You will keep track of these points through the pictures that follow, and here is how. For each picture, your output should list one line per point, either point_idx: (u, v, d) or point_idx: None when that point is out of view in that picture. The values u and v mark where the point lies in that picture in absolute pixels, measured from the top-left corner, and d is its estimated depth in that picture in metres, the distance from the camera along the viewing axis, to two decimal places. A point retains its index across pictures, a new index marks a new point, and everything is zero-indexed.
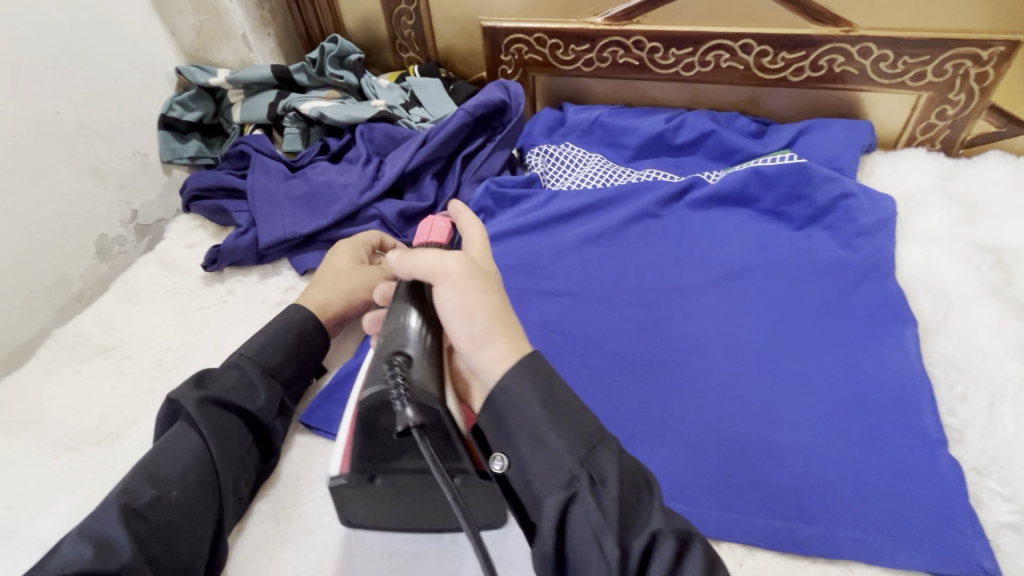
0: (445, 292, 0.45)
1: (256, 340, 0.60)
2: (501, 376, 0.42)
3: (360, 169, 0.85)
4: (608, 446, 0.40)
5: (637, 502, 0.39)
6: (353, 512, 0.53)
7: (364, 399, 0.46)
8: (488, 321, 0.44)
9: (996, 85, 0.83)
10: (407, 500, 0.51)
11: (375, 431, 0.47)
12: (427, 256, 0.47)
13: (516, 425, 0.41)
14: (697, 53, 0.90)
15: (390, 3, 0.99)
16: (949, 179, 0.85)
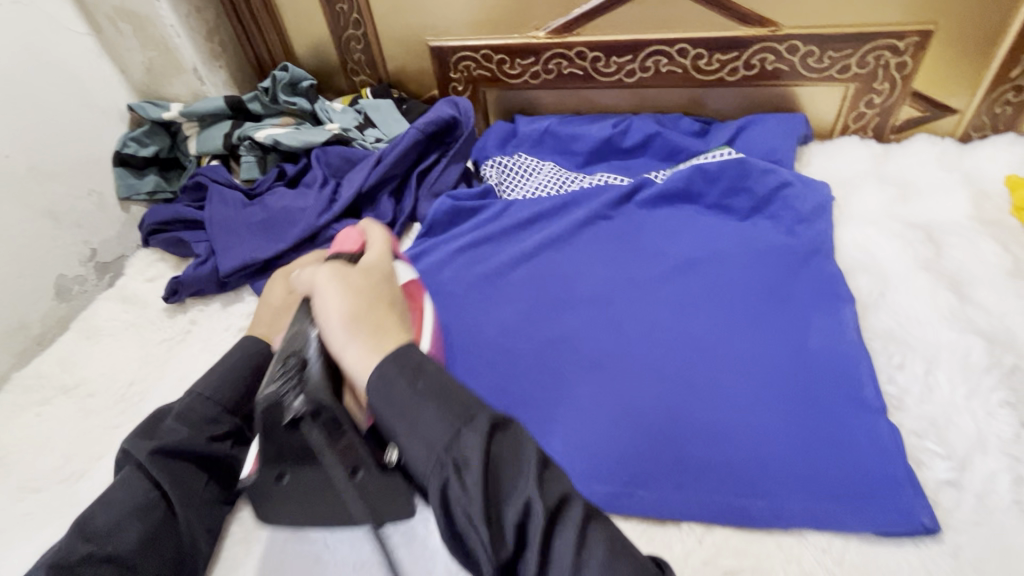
0: (322, 293, 0.50)
1: (212, 377, 0.58)
2: (370, 369, 0.44)
3: (317, 192, 0.86)
4: (475, 425, 0.40)
5: (512, 476, 0.39)
6: (276, 512, 0.55)
7: (262, 398, 0.47)
8: (345, 326, 0.47)
9: (915, 73, 0.88)
10: (319, 497, 0.53)
11: (273, 430, 0.48)
12: (308, 274, 0.55)
13: (393, 416, 0.42)
14: (636, 60, 0.94)
15: (338, 29, 1.01)
16: (882, 163, 0.90)
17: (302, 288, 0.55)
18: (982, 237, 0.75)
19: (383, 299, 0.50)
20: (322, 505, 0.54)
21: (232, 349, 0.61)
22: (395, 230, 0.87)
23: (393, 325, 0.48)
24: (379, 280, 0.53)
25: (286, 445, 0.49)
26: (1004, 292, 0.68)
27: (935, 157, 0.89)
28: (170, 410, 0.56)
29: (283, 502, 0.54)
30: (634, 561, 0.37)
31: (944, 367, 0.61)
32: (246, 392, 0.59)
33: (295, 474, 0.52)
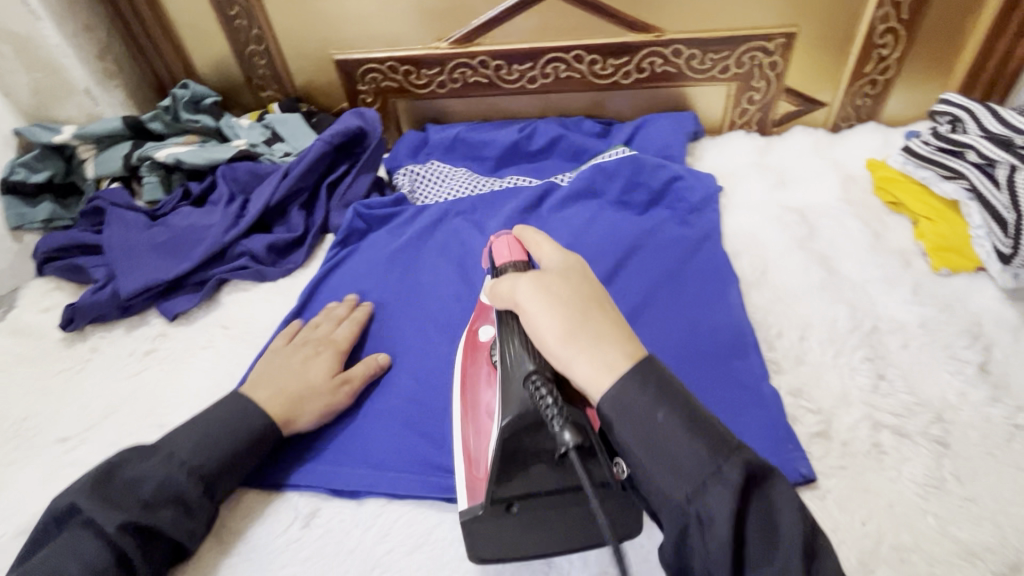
0: (527, 301, 0.48)
1: (190, 438, 0.55)
2: (603, 395, 0.42)
3: (223, 210, 0.86)
4: (615, 368, 0.42)
5: (602, 383, 0.43)
6: (483, 546, 0.46)
7: (515, 420, 0.45)
8: (564, 342, 0.44)
9: (786, 71, 0.97)
10: (551, 527, 0.46)
11: (517, 455, 0.44)
12: (504, 284, 0.51)
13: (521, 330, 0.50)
14: (536, 67, 0.98)
15: (239, 44, 1.01)
16: (765, 154, 0.98)
17: (496, 301, 0.53)
18: (848, 215, 0.83)
19: (593, 298, 0.46)
20: (560, 527, 0.46)
21: (219, 415, 0.57)
22: (307, 242, 0.86)
23: (613, 331, 0.44)
24: (574, 274, 0.49)
25: (529, 468, 0.45)
26: (865, 263, 0.76)
27: (810, 146, 0.98)
28: (134, 466, 0.53)
29: (502, 531, 0.46)
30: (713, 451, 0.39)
31: (815, 332, 0.68)
32: (225, 458, 0.55)
33: (527, 502, 0.45)
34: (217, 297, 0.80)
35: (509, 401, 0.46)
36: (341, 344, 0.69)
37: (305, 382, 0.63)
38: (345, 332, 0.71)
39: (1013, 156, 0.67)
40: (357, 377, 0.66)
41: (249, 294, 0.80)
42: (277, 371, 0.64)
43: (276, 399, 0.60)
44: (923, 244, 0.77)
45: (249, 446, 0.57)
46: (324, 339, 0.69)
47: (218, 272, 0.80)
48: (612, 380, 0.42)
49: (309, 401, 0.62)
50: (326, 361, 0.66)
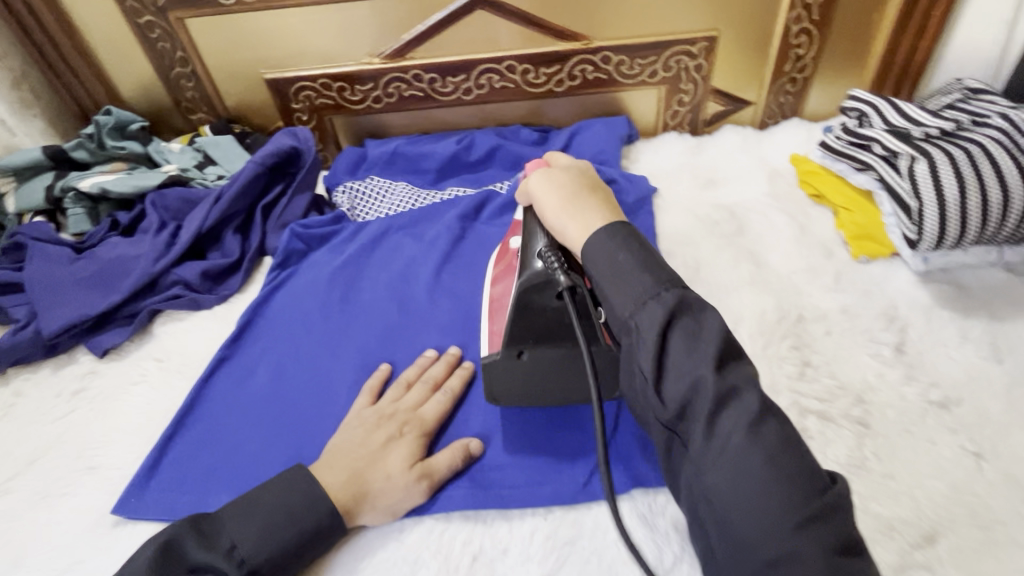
0: (535, 182, 0.58)
1: (250, 523, 0.50)
2: (584, 243, 0.51)
3: (154, 238, 0.83)
4: (661, 299, 0.44)
5: (684, 357, 0.42)
6: (499, 389, 0.60)
7: (529, 276, 0.55)
8: (557, 214, 0.54)
9: (712, 73, 1.00)
10: (546, 375, 0.60)
11: (528, 313, 0.56)
12: (526, 184, 0.60)
13: (603, 273, 0.48)
14: (470, 78, 0.99)
15: (164, 67, 0.98)
16: (697, 153, 1.01)
17: (519, 199, 0.62)
18: (774, 209, 0.87)
19: (585, 184, 0.57)
20: (555, 378, 0.60)
21: (278, 496, 0.52)
22: (244, 266, 0.84)
23: (598, 204, 0.54)
24: (575, 171, 0.60)
25: (540, 322, 0.56)
26: (790, 256, 0.79)
27: (739, 144, 1.02)
28: (190, 549, 0.48)
29: (520, 371, 0.59)
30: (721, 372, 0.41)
31: (746, 325, 0.70)
32: (283, 554, 0.50)
33: (534, 347, 0.57)
34: (150, 329, 0.78)
35: (528, 268, 0.56)
36: (427, 424, 0.60)
37: (381, 471, 0.55)
38: (433, 407, 0.62)
39: (911, 148, 0.71)
40: (437, 470, 0.57)
41: (183, 324, 0.78)
42: (349, 445, 0.57)
43: (347, 484, 0.53)
44: (844, 233, 0.80)
45: (310, 542, 0.51)
46: (410, 415, 0.60)
47: (150, 303, 0.78)
48: (587, 237, 0.51)
49: (379, 496, 0.54)
50: (407, 448, 0.57)
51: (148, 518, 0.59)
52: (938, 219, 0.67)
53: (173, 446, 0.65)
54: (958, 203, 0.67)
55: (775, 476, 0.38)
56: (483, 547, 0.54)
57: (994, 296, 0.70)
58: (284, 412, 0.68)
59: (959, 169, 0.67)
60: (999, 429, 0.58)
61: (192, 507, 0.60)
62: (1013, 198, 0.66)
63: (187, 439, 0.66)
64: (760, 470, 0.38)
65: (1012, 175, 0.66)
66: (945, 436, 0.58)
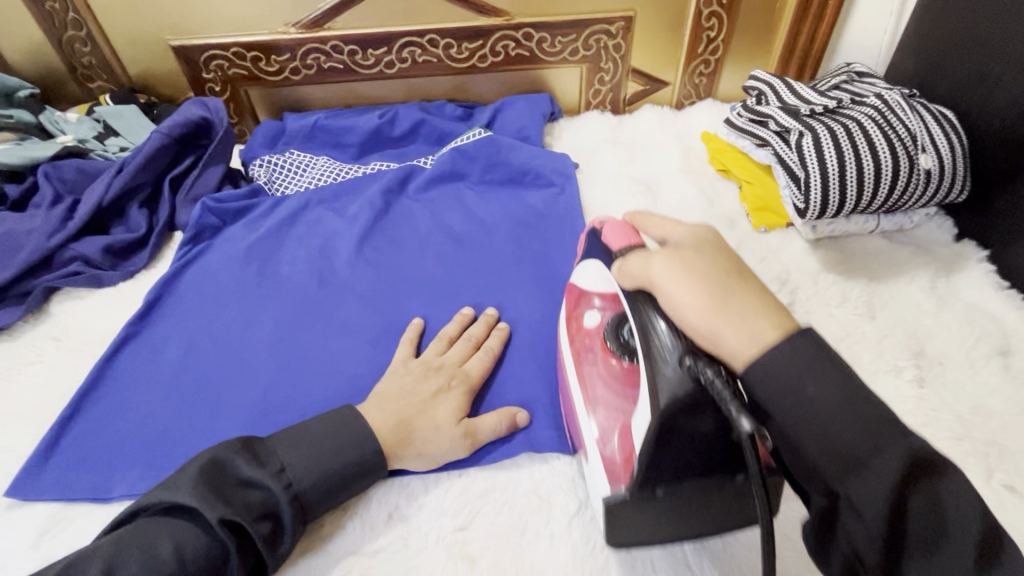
0: (667, 291, 0.43)
1: (300, 450, 0.51)
2: (749, 360, 0.40)
3: (47, 212, 0.78)
4: (882, 464, 0.36)
5: (928, 532, 0.36)
6: (624, 535, 0.44)
7: (668, 391, 0.40)
8: (705, 318, 0.41)
9: (630, 53, 1.04)
10: (692, 514, 0.43)
11: (674, 434, 0.40)
12: (634, 262, 0.47)
13: (786, 417, 0.38)
14: (392, 51, 0.98)
15: (55, 30, 0.91)
16: (618, 131, 1.05)
17: (623, 281, 0.48)
18: (686, 184, 0.92)
19: (727, 269, 0.45)
20: (715, 513, 0.43)
21: (329, 424, 0.54)
22: (151, 240, 0.80)
23: (748, 305, 0.42)
24: (704, 248, 0.46)
25: (680, 456, 0.41)
26: None
27: (657, 123, 1.06)
28: (242, 465, 0.49)
29: (649, 516, 0.43)
30: (867, 417, 0.37)
31: None
32: (328, 482, 0.51)
33: (672, 480, 0.42)
34: (45, 308, 0.73)
35: (654, 375, 0.41)
36: (472, 379, 0.62)
37: (429, 419, 0.57)
38: (478, 366, 0.64)
39: (801, 124, 0.77)
40: (481, 428, 0.58)
41: (83, 301, 0.74)
42: (402, 392, 0.59)
43: (394, 430, 0.55)
44: (746, 206, 0.86)
45: (356, 474, 0.52)
46: (456, 370, 0.62)
47: (44, 280, 0.73)
48: (748, 359, 0.40)
49: (425, 445, 0.56)
50: (454, 401, 0.59)
51: (46, 497, 0.56)
52: (821, 188, 0.74)
53: (73, 425, 0.62)
54: (838, 173, 0.73)
55: None
56: (398, 505, 0.55)
57: (871, 260, 0.78)
58: (196, 388, 0.66)
59: (839, 143, 0.74)
60: (868, 376, 0.65)
61: (96, 485, 0.57)
62: (883, 169, 0.73)
63: (89, 417, 0.63)
64: None
65: (883, 148, 0.73)
66: None
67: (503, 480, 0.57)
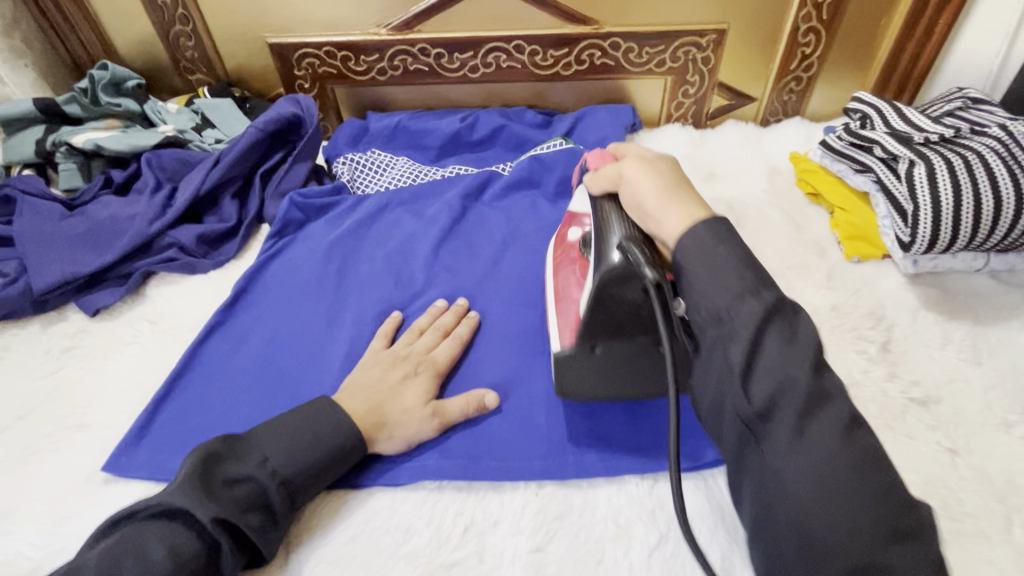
0: (627, 192, 0.57)
1: (281, 443, 0.52)
2: (681, 233, 0.50)
3: (149, 198, 0.82)
4: (803, 364, 0.42)
5: (825, 428, 0.41)
6: (569, 381, 0.59)
7: (607, 270, 0.52)
8: (659, 200, 0.53)
9: (719, 66, 1.01)
10: (627, 368, 0.58)
11: (605, 303, 0.54)
12: (607, 169, 0.59)
13: (719, 324, 0.46)
14: (478, 56, 0.98)
15: (163, 24, 0.96)
16: (700, 147, 1.02)
17: (596, 185, 0.61)
18: (773, 207, 0.88)
19: (680, 178, 0.56)
20: (637, 372, 0.58)
21: (304, 417, 0.55)
22: (241, 232, 0.83)
23: (696, 200, 0.54)
24: (663, 161, 0.59)
25: (618, 319, 0.55)
26: (785, 252, 0.81)
27: (741, 140, 1.03)
28: (230, 462, 0.50)
29: (591, 368, 0.59)
30: (812, 368, 0.42)
31: None
32: (312, 473, 0.53)
33: (607, 340, 0.57)
34: (142, 291, 0.77)
35: (603, 260, 0.54)
36: (439, 365, 0.64)
37: (399, 404, 0.59)
38: (444, 354, 0.66)
39: (911, 152, 0.73)
40: (452, 412, 0.60)
41: (177, 287, 0.77)
42: (373, 380, 0.60)
43: (367, 413, 0.57)
44: (838, 233, 0.82)
45: (337, 462, 0.54)
46: (423, 358, 0.64)
47: (144, 264, 0.77)
48: (683, 229, 0.51)
49: (396, 427, 0.58)
50: (422, 386, 0.61)
51: (143, 475, 0.59)
52: (931, 224, 0.69)
53: (164, 407, 0.65)
54: (953, 209, 0.68)
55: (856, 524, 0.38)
56: (476, 520, 0.55)
57: (976, 301, 0.73)
58: (278, 379, 0.68)
59: (956, 175, 0.69)
60: (974, 428, 0.61)
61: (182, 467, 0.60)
62: (1005, 206, 0.68)
63: (176, 401, 0.66)
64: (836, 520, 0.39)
65: (1008, 181, 0.67)
66: (924, 432, 0.60)
67: (579, 505, 0.56)
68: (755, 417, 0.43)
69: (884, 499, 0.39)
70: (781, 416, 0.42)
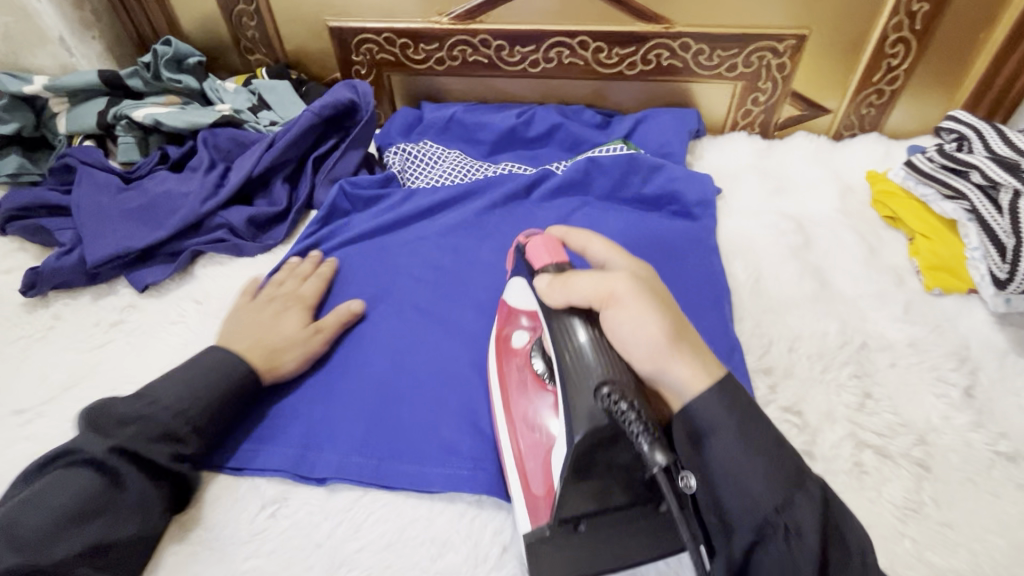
0: (619, 320, 0.46)
1: (176, 382, 0.56)
2: (695, 395, 0.44)
3: (202, 177, 0.82)
4: (802, 494, 0.41)
5: (838, 556, 0.40)
6: (547, 568, 0.46)
7: (592, 430, 0.41)
8: (664, 350, 0.45)
9: (794, 74, 0.95)
10: (613, 540, 0.46)
11: (588, 468, 0.43)
12: (582, 279, 0.47)
13: (716, 455, 0.42)
14: (540, 50, 0.95)
15: (227, 2, 0.95)
16: (765, 158, 0.96)
17: (551, 297, 0.47)
18: (846, 228, 0.82)
19: (673, 309, 0.47)
20: (628, 532, 0.46)
21: (199, 360, 0.59)
22: (290, 217, 0.82)
23: (695, 343, 0.46)
24: (646, 279, 0.50)
25: (598, 485, 0.44)
26: (858, 277, 0.75)
27: (811, 153, 0.96)
28: (115, 404, 0.53)
29: (572, 553, 0.46)
30: (774, 463, 0.41)
31: (804, 344, 0.67)
32: (210, 408, 0.56)
33: (593, 518, 0.45)
34: (191, 270, 0.77)
35: (576, 402, 0.42)
36: (308, 299, 0.70)
37: (277, 333, 0.64)
38: (312, 288, 0.71)
39: (1015, 180, 0.66)
40: (328, 327, 0.66)
41: (224, 268, 0.77)
42: (247, 325, 0.65)
43: (253, 347, 0.61)
44: (917, 262, 0.76)
45: (229, 396, 0.57)
46: (291, 295, 0.70)
47: (193, 243, 0.77)
48: (700, 388, 0.44)
49: (285, 350, 0.63)
50: (297, 315, 0.67)
51: None
52: None
53: None
54: None
55: None
56: (513, 539, 0.52)
57: None
58: (314, 370, 0.65)
59: None
60: None
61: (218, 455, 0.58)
62: None
63: None
64: None
65: None
66: (1011, 492, 0.55)
67: None
68: None
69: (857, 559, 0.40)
70: (774, 542, 0.40)
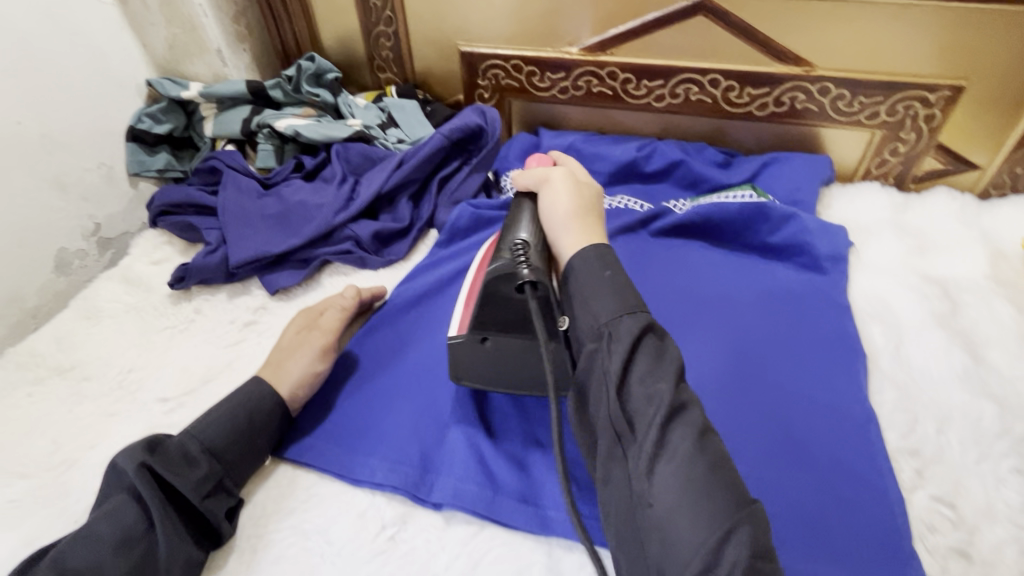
0: (546, 195, 0.58)
1: (211, 416, 0.57)
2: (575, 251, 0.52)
3: (335, 189, 0.85)
4: (636, 316, 0.45)
5: (651, 374, 0.42)
6: (467, 373, 0.59)
7: (494, 266, 0.54)
8: (564, 219, 0.55)
9: (943, 126, 0.88)
10: (515, 362, 0.57)
11: (490, 300, 0.55)
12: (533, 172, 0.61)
13: (578, 288, 0.48)
14: (667, 86, 0.93)
15: (368, 24, 1.00)
16: (902, 212, 0.90)
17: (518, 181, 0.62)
18: (1000, 299, 0.75)
19: (596, 208, 0.57)
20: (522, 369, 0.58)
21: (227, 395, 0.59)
22: (412, 234, 0.85)
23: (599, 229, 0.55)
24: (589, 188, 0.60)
25: (498, 313, 0.55)
26: (1017, 357, 0.68)
27: (955, 211, 0.89)
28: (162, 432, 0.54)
29: (485, 359, 0.58)
30: (626, 302, 0.46)
31: (955, 428, 0.61)
32: (235, 446, 0.56)
33: (497, 335, 0.55)
34: (319, 278, 0.80)
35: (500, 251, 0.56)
36: (321, 322, 0.70)
37: (282, 347, 0.66)
38: (330, 321, 0.70)
39: None
40: (326, 323, 0.69)
41: (349, 280, 0.80)
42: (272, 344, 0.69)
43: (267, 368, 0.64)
44: None
45: (257, 428, 0.58)
46: (308, 321, 0.70)
47: (324, 253, 0.80)
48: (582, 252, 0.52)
49: (290, 366, 0.63)
50: (300, 323, 0.69)
51: (323, 470, 0.60)
52: None
53: (336, 402, 0.66)
54: None
55: (693, 504, 0.37)
56: None
57: None
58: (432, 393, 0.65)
59: None
60: None
61: (346, 465, 0.60)
62: None
63: (338, 392, 0.67)
64: (697, 480, 0.37)
65: None
66: None
67: None
68: (624, 423, 0.41)
69: (724, 490, 0.37)
70: (600, 355, 0.44)
